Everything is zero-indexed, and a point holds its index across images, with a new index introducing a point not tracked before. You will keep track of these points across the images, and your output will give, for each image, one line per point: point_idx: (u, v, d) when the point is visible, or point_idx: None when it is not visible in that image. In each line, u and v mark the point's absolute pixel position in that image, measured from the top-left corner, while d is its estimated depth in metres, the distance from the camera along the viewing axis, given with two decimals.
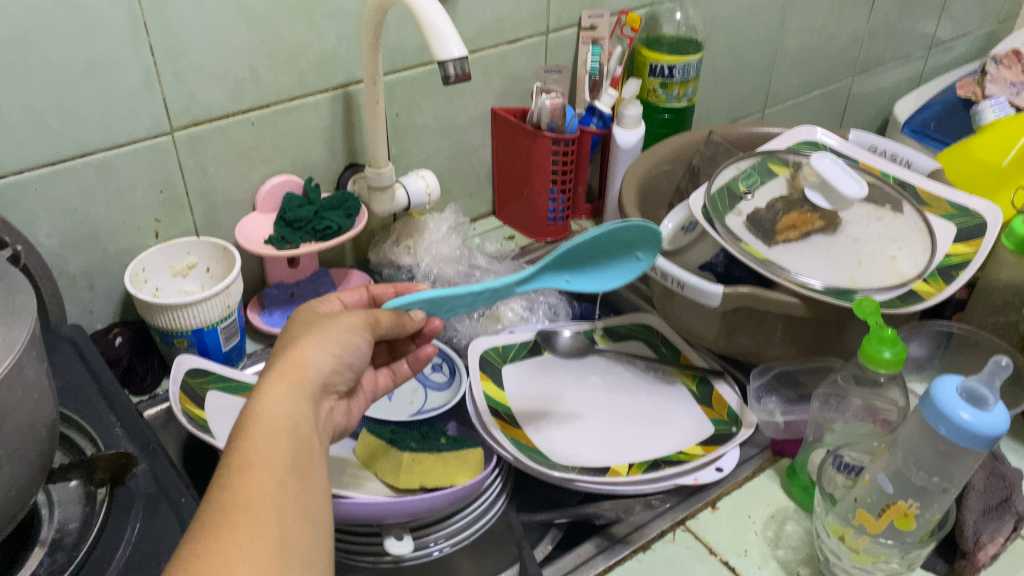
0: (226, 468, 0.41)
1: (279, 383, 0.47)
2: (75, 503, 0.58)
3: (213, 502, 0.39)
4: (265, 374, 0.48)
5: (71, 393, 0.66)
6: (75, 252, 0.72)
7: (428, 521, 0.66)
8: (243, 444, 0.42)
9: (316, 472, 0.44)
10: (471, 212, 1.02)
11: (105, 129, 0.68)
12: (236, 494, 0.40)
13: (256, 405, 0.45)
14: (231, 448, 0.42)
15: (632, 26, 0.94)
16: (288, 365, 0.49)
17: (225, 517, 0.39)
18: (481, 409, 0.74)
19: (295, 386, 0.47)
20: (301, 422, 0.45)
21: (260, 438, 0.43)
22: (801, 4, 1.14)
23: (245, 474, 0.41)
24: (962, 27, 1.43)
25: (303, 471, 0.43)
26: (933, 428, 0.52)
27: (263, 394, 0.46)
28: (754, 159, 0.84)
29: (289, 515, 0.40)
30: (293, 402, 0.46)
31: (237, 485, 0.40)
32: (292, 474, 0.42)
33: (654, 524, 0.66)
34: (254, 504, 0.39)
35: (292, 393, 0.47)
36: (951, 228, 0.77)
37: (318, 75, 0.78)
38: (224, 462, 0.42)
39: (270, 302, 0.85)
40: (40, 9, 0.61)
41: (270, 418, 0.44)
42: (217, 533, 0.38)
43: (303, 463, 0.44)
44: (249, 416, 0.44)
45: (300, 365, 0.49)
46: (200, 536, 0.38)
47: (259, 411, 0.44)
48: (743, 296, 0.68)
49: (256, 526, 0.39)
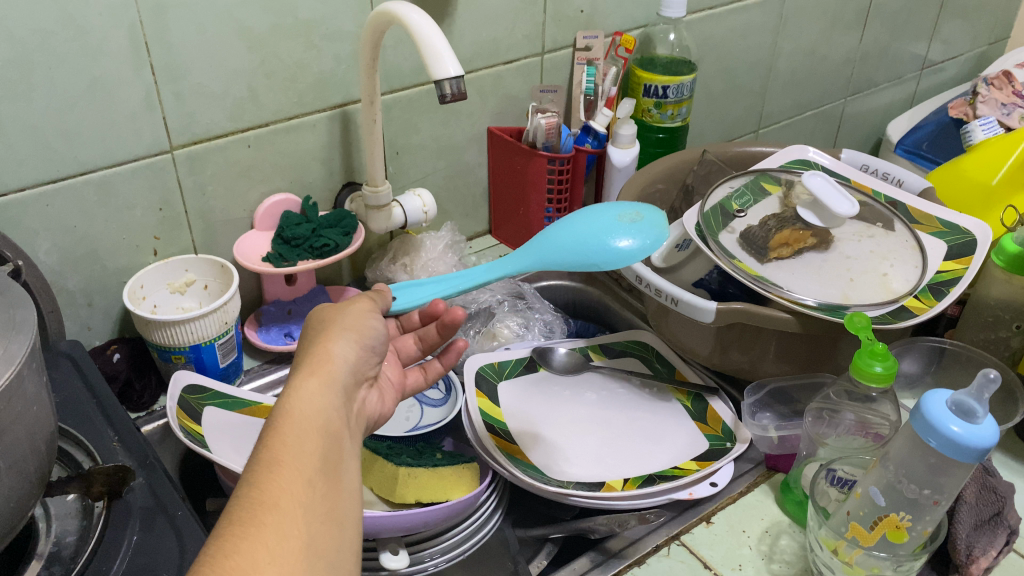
0: (256, 466, 0.41)
1: (310, 378, 0.47)
2: (72, 517, 0.58)
3: (242, 499, 0.39)
4: (295, 371, 0.49)
5: (69, 407, 0.66)
6: (74, 269, 0.73)
7: (423, 536, 0.67)
8: (274, 442, 0.42)
9: (345, 471, 0.44)
10: (468, 230, 1.03)
11: (106, 148, 0.69)
12: (266, 493, 0.40)
13: (285, 402, 0.45)
14: (262, 446, 0.43)
15: (627, 47, 0.95)
16: (315, 360, 0.49)
17: (253, 516, 0.38)
18: (476, 424, 0.75)
19: (325, 379, 0.48)
20: (332, 418, 0.46)
21: (290, 435, 0.43)
22: (793, 27, 1.16)
23: (274, 472, 0.41)
24: (953, 49, 1.44)
25: (332, 469, 0.43)
26: (923, 440, 0.52)
27: (293, 390, 0.46)
28: (747, 178, 0.85)
29: (317, 516, 0.40)
30: (325, 398, 0.46)
31: (267, 484, 0.40)
32: (320, 473, 0.42)
33: (648, 539, 0.66)
34: (282, 504, 0.39)
35: (323, 389, 0.47)
36: (942, 246, 0.78)
37: (316, 95, 0.79)
38: (253, 459, 0.42)
39: (268, 319, 0.85)
40: (44, 29, 0.62)
41: (301, 416, 0.44)
42: (246, 532, 0.38)
43: (332, 461, 0.44)
44: (279, 413, 0.44)
45: (327, 359, 0.49)
46: (228, 533, 0.38)
47: (291, 409, 0.45)
48: (737, 312, 0.70)
49: (283, 527, 0.39)
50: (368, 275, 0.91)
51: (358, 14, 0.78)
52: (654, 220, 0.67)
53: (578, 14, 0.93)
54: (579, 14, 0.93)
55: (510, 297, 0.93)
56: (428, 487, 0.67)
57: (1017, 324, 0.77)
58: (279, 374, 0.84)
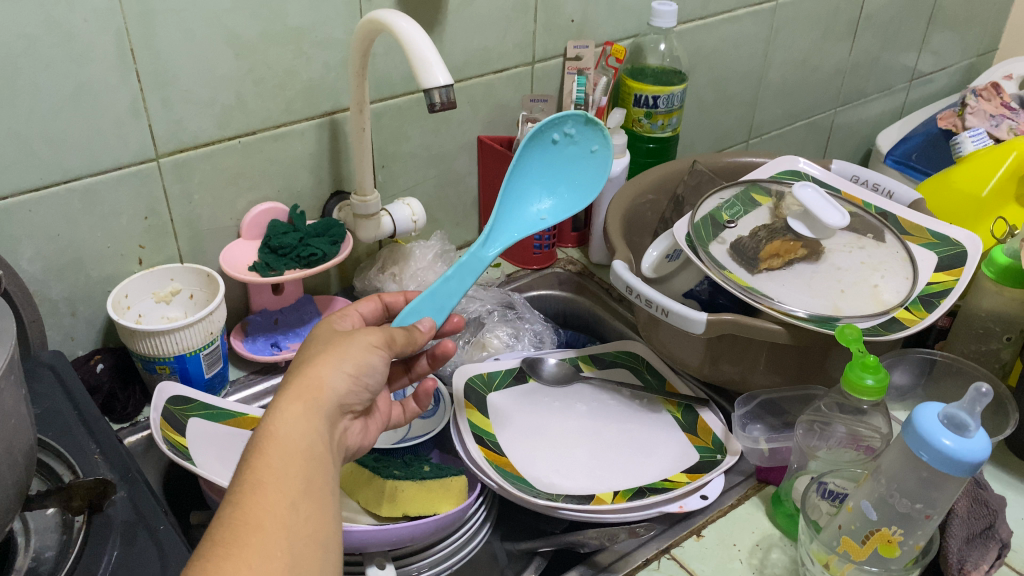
0: (240, 486, 0.41)
1: (296, 399, 0.46)
2: (52, 532, 0.57)
3: (225, 521, 0.39)
4: (281, 392, 0.47)
5: (50, 419, 0.65)
6: (58, 278, 0.72)
7: (411, 550, 0.66)
8: (258, 463, 0.42)
9: (331, 494, 0.44)
10: (458, 239, 1.02)
11: (91, 156, 0.68)
12: (249, 515, 0.39)
13: (271, 422, 0.44)
14: (246, 466, 0.42)
15: (618, 57, 0.96)
16: (305, 382, 0.48)
17: (236, 538, 0.38)
18: (465, 435, 0.74)
19: (311, 403, 0.47)
20: (317, 442, 0.45)
21: (275, 458, 0.42)
22: (784, 37, 1.16)
23: (258, 494, 0.40)
24: (942, 60, 1.45)
25: (318, 492, 0.43)
26: (915, 454, 0.52)
27: (279, 411, 0.45)
28: (738, 189, 0.85)
29: (301, 538, 0.40)
30: (310, 422, 0.46)
31: (250, 505, 0.40)
32: (305, 496, 0.42)
33: (638, 552, 0.66)
34: (266, 526, 0.39)
35: (308, 412, 0.46)
36: (933, 257, 0.78)
37: (305, 103, 0.79)
38: (237, 480, 0.42)
39: (254, 329, 0.84)
40: (29, 35, 0.61)
41: (286, 439, 0.44)
42: (227, 554, 0.38)
43: (317, 483, 0.43)
44: (265, 434, 0.44)
45: (316, 383, 0.48)
46: (211, 555, 0.38)
47: (276, 430, 0.44)
48: (726, 323, 0.69)
49: (267, 549, 0.39)
50: (357, 285, 0.90)
51: (349, 22, 0.77)
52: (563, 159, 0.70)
53: (569, 23, 0.93)
54: (571, 23, 0.93)
55: (500, 307, 0.92)
56: (417, 500, 0.66)
57: (1008, 335, 0.77)
58: (265, 385, 0.82)
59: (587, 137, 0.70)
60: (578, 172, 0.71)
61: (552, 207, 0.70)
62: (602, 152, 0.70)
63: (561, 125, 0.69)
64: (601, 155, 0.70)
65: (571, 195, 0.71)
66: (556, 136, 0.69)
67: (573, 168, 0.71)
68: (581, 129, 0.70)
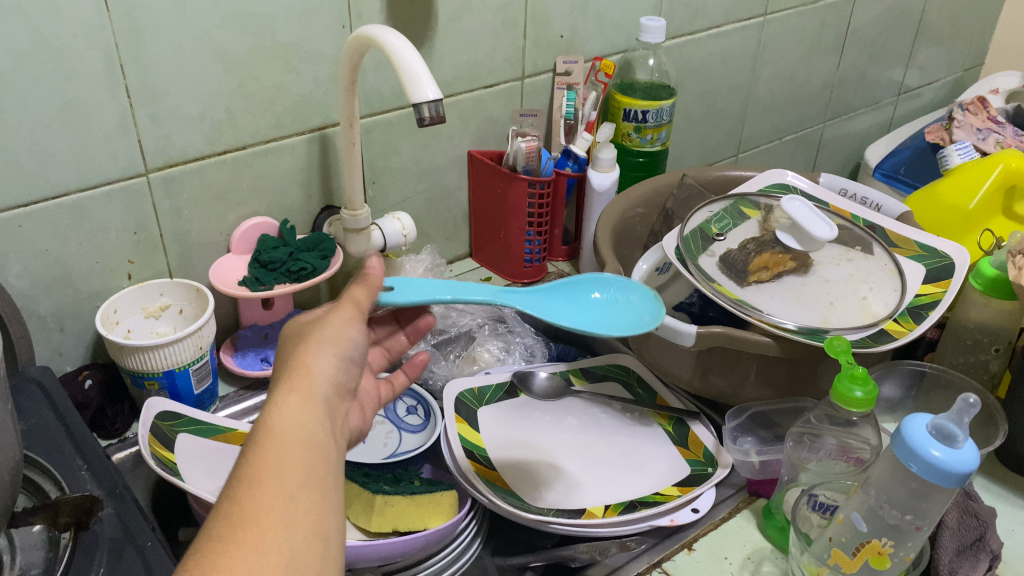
0: (237, 482, 0.41)
1: (291, 393, 0.47)
2: (37, 549, 0.57)
3: (221, 516, 0.39)
4: (275, 387, 0.48)
5: (37, 435, 0.65)
6: (46, 294, 0.72)
7: (402, 565, 0.66)
8: (253, 458, 0.42)
9: (331, 485, 0.43)
10: (448, 253, 1.02)
11: (80, 171, 0.68)
12: (245, 510, 0.39)
13: (267, 417, 0.44)
14: (242, 462, 0.42)
15: (606, 72, 0.96)
16: (296, 375, 0.48)
17: (233, 533, 0.38)
18: (457, 454, 0.73)
19: (306, 396, 0.47)
20: (313, 433, 0.45)
21: (271, 452, 0.42)
22: (771, 52, 1.17)
23: (254, 488, 0.40)
24: (929, 75, 1.46)
25: (317, 484, 0.43)
26: (905, 466, 0.52)
27: (275, 406, 0.45)
28: (726, 203, 0.85)
29: (299, 530, 0.40)
30: (305, 413, 0.46)
31: (247, 500, 0.39)
32: (304, 488, 0.42)
33: (629, 566, 0.66)
34: (262, 519, 0.39)
35: (303, 405, 0.46)
36: (921, 269, 0.79)
37: (294, 118, 0.79)
38: (234, 475, 0.41)
39: (244, 344, 0.84)
40: (17, 51, 0.61)
41: (282, 433, 0.44)
42: (224, 549, 0.37)
43: (316, 473, 0.43)
44: (261, 429, 0.44)
45: (307, 374, 0.48)
46: (207, 550, 0.37)
47: (272, 425, 0.44)
48: (716, 336, 0.69)
49: (264, 543, 0.38)
50: None
51: (338, 38, 0.78)
52: (631, 307, 0.66)
53: (558, 39, 0.93)
54: (560, 39, 0.94)
55: (491, 321, 0.93)
56: (406, 516, 0.66)
57: (996, 347, 0.77)
58: (256, 401, 0.82)
59: (644, 306, 0.65)
60: (617, 321, 0.65)
61: (571, 322, 0.64)
62: (650, 317, 0.63)
63: (609, 288, 0.68)
64: (648, 321, 0.63)
65: (595, 324, 0.65)
66: (598, 295, 0.68)
67: (609, 313, 0.66)
68: (643, 301, 0.66)
